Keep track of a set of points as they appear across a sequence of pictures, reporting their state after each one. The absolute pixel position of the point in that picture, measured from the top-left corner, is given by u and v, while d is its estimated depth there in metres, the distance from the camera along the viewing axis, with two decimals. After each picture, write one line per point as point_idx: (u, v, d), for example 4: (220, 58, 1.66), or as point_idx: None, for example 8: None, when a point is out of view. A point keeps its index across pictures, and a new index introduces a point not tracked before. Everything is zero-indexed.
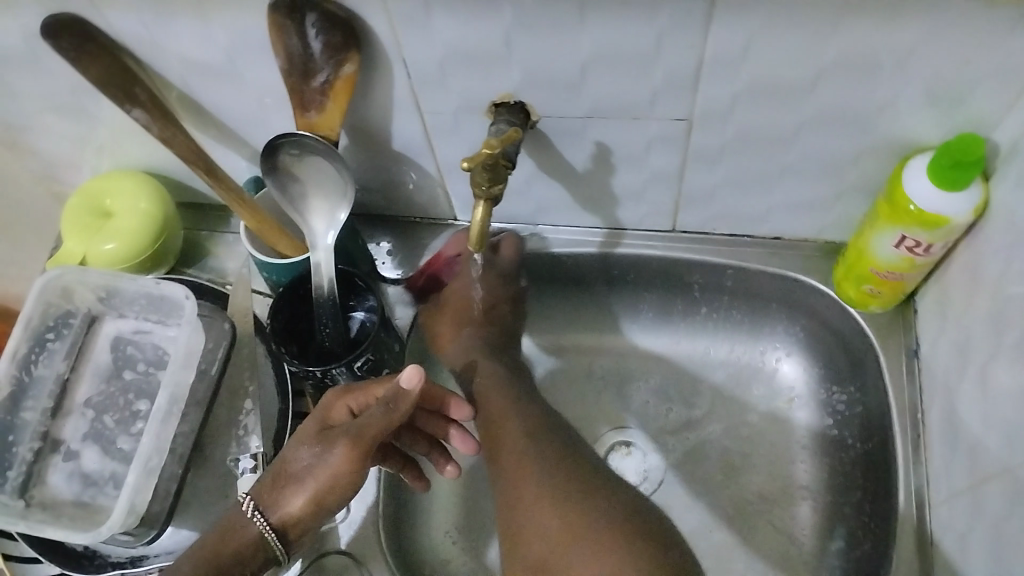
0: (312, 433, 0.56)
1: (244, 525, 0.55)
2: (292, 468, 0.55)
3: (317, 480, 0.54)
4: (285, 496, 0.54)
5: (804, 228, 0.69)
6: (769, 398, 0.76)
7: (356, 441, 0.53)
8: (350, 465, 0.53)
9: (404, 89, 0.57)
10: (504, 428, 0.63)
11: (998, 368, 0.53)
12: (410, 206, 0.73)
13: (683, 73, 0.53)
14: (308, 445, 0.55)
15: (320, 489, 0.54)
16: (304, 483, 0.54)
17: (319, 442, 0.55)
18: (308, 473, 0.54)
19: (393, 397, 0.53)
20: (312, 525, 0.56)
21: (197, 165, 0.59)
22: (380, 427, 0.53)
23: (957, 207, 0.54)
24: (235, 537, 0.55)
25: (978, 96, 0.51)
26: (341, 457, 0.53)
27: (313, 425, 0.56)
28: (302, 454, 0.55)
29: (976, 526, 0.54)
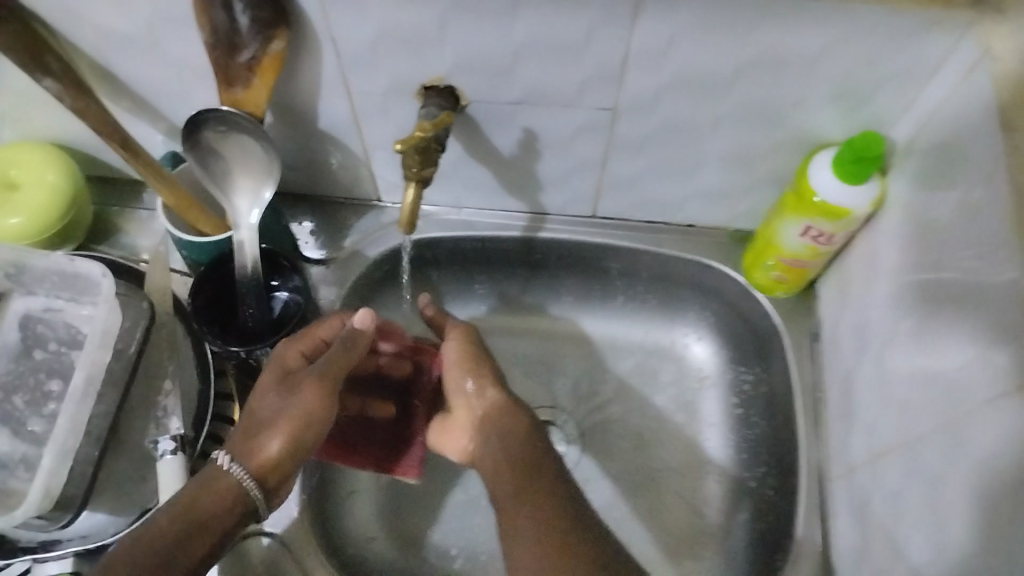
0: (273, 383, 0.57)
1: (218, 482, 0.52)
2: (260, 416, 0.55)
3: (292, 417, 0.55)
4: (257, 443, 0.54)
5: (717, 216, 0.72)
6: (682, 377, 0.79)
7: (324, 378, 0.57)
8: (322, 400, 0.56)
9: (334, 69, 0.57)
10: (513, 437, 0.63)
11: (893, 349, 0.57)
12: (334, 187, 0.73)
13: (611, 64, 0.54)
14: (273, 392, 0.57)
15: (298, 425, 0.55)
16: (277, 423, 0.55)
17: (283, 387, 0.57)
18: (280, 412, 0.55)
19: (349, 336, 0.58)
20: (286, 475, 0.55)
21: (113, 139, 0.55)
22: (346, 361, 0.58)
23: (859, 200, 0.58)
24: (211, 491, 0.51)
25: (879, 97, 0.55)
26: (314, 392, 0.56)
27: (272, 376, 0.58)
28: (268, 400, 0.56)
29: (872, 497, 0.58)
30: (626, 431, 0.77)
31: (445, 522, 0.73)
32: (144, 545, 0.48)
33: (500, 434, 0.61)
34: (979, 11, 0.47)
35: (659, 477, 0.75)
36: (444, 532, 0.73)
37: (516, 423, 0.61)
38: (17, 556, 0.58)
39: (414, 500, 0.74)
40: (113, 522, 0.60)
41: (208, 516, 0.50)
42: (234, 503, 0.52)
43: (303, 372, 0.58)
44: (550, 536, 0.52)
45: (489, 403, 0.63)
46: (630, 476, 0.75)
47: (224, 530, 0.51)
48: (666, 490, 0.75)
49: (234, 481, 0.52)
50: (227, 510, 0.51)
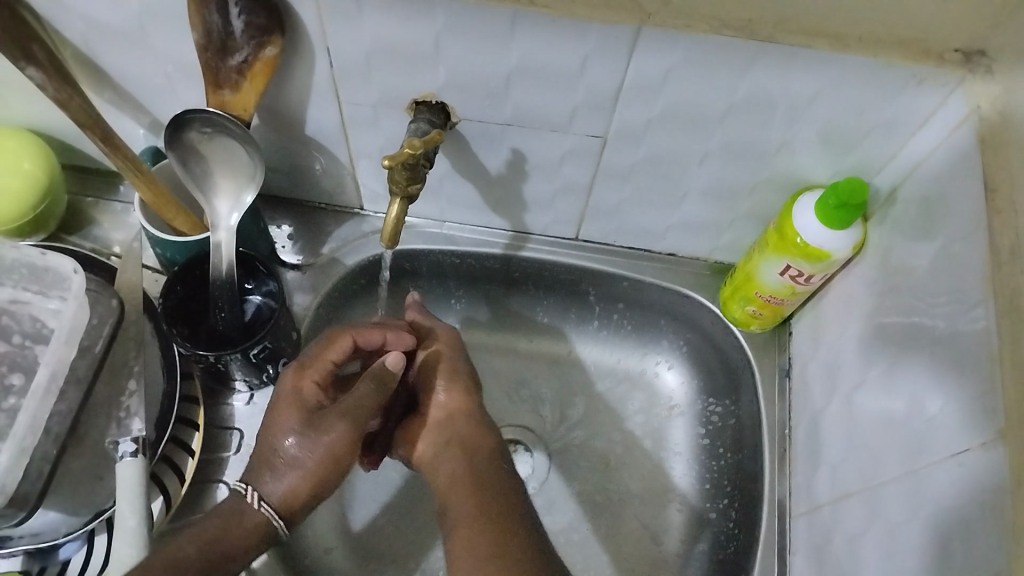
0: (296, 419, 0.56)
1: (245, 515, 0.53)
2: (284, 454, 0.54)
3: (312, 461, 0.54)
4: (282, 480, 0.54)
5: (697, 247, 0.72)
6: (652, 404, 0.79)
7: (352, 421, 0.55)
8: (350, 443, 0.55)
9: (325, 78, 0.56)
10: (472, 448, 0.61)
11: (862, 394, 0.58)
12: (316, 192, 0.72)
13: (603, 94, 0.55)
14: (296, 429, 0.55)
15: (318, 469, 0.54)
16: (303, 465, 0.54)
17: (307, 427, 0.55)
18: (306, 455, 0.54)
19: (381, 375, 0.56)
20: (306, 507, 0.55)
21: (94, 131, 0.54)
22: (375, 403, 0.55)
23: (839, 244, 0.58)
24: (238, 525, 0.52)
25: (865, 145, 0.55)
26: (338, 436, 0.54)
27: (294, 410, 0.56)
28: (288, 438, 0.55)
29: (832, 538, 0.59)
30: (592, 455, 0.77)
31: (405, 538, 0.73)
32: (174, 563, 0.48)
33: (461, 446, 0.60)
34: (969, 67, 0.48)
35: (622, 502, 0.75)
36: (403, 548, 0.72)
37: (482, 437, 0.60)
38: None
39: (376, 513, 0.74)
40: (67, 522, 0.59)
41: (231, 553, 0.51)
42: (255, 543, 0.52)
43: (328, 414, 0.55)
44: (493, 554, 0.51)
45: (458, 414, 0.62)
46: (593, 498, 0.75)
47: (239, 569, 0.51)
48: (629, 515, 0.75)
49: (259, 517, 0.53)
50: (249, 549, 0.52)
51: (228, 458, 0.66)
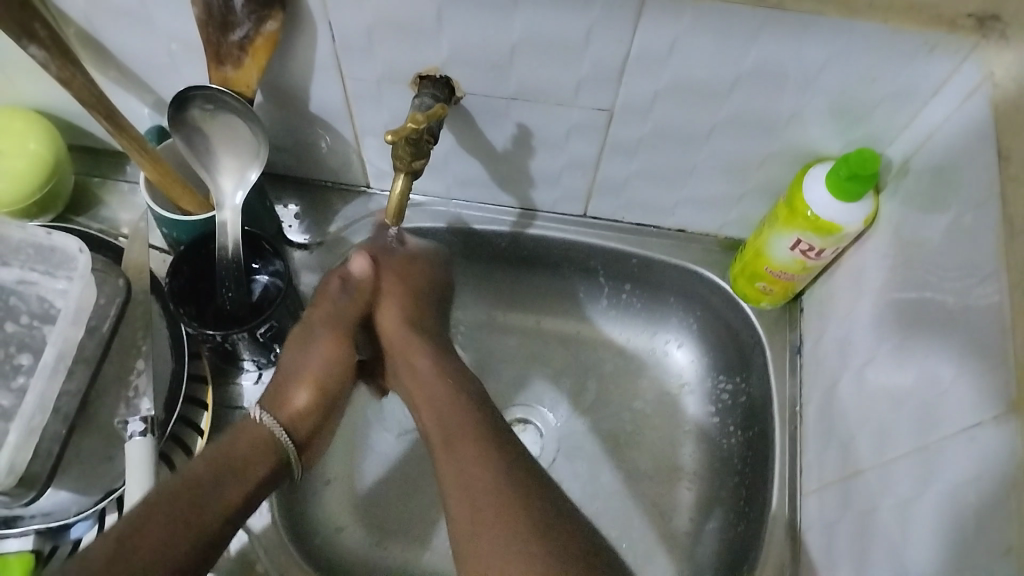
0: (292, 337, 0.62)
1: (250, 428, 0.57)
2: (285, 372, 0.61)
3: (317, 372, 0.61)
4: (287, 397, 0.59)
5: (707, 223, 0.71)
6: (662, 382, 0.79)
7: (338, 332, 0.62)
8: (337, 351, 0.62)
9: (328, 53, 0.56)
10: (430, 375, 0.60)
11: (873, 369, 0.57)
12: (323, 170, 0.72)
13: (609, 67, 0.54)
14: (293, 348, 0.61)
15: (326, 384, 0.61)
16: (302, 378, 0.60)
17: (301, 342, 0.61)
18: (302, 367, 0.61)
19: (352, 284, 0.63)
20: (313, 424, 0.60)
21: (98, 110, 0.54)
22: (353, 311, 0.63)
23: (850, 218, 0.57)
24: (242, 441, 0.55)
25: (876, 115, 0.54)
26: (328, 347, 0.62)
27: (294, 331, 0.62)
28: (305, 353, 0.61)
29: (843, 515, 0.58)
30: (601, 433, 0.77)
31: (414, 517, 0.73)
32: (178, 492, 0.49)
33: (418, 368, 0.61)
34: (983, 33, 0.47)
35: (633, 481, 0.75)
36: (411, 525, 0.72)
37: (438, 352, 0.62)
38: None
39: (387, 491, 0.74)
40: (78, 501, 0.59)
41: (239, 464, 0.53)
42: (259, 466, 0.54)
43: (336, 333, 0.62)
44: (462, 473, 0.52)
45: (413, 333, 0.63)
46: (602, 477, 0.75)
47: (255, 479, 0.53)
48: (638, 493, 0.74)
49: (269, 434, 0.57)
50: (255, 477, 0.53)
51: None
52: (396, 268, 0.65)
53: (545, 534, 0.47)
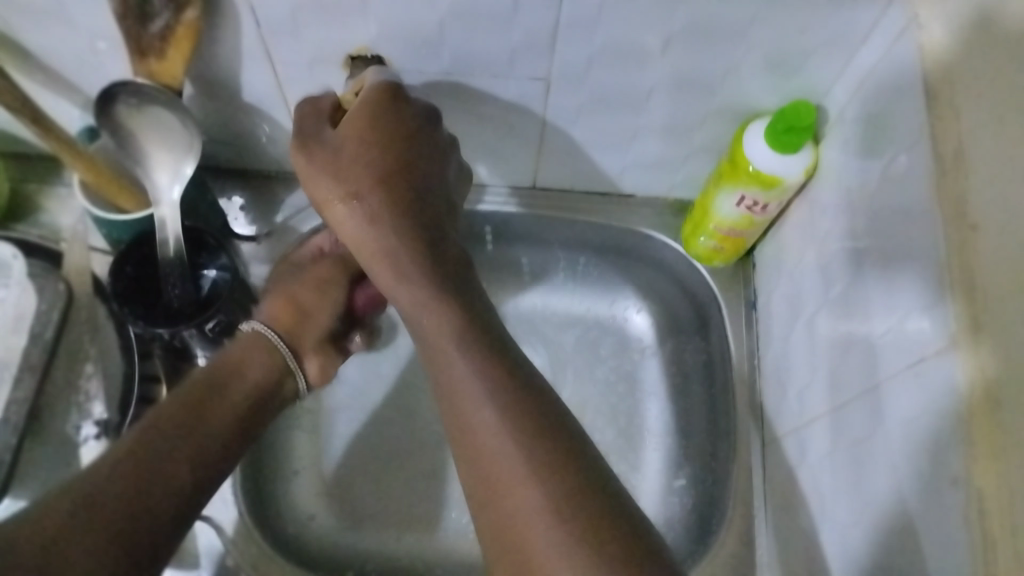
0: (280, 270, 0.65)
1: (249, 345, 0.59)
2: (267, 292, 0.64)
3: (299, 296, 0.63)
4: (264, 311, 0.62)
5: (656, 186, 0.71)
6: (624, 348, 0.79)
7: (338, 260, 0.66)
8: (333, 271, 0.65)
9: (254, 39, 0.54)
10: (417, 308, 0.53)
11: (823, 318, 0.58)
12: (265, 160, 0.70)
13: (540, 35, 0.53)
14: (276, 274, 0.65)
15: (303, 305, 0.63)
16: (278, 296, 0.63)
17: (288, 269, 0.65)
18: (284, 286, 0.63)
19: None
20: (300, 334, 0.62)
21: (23, 112, 0.52)
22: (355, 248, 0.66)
23: (790, 169, 0.58)
24: (242, 348, 0.59)
25: (810, 65, 0.54)
26: (325, 268, 0.65)
27: (281, 267, 0.66)
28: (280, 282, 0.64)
29: (802, 464, 0.59)
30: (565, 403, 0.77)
31: (385, 500, 0.72)
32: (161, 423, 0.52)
33: (379, 255, 0.55)
34: None
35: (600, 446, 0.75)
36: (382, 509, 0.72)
37: (405, 230, 0.55)
38: None
39: (356, 476, 0.73)
40: None
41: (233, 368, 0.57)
42: (255, 370, 0.58)
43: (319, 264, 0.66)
44: (461, 388, 0.49)
45: (364, 207, 0.55)
46: None
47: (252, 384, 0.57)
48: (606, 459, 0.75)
49: (279, 354, 0.60)
50: (254, 378, 0.58)
51: None
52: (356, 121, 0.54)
53: (555, 455, 0.45)
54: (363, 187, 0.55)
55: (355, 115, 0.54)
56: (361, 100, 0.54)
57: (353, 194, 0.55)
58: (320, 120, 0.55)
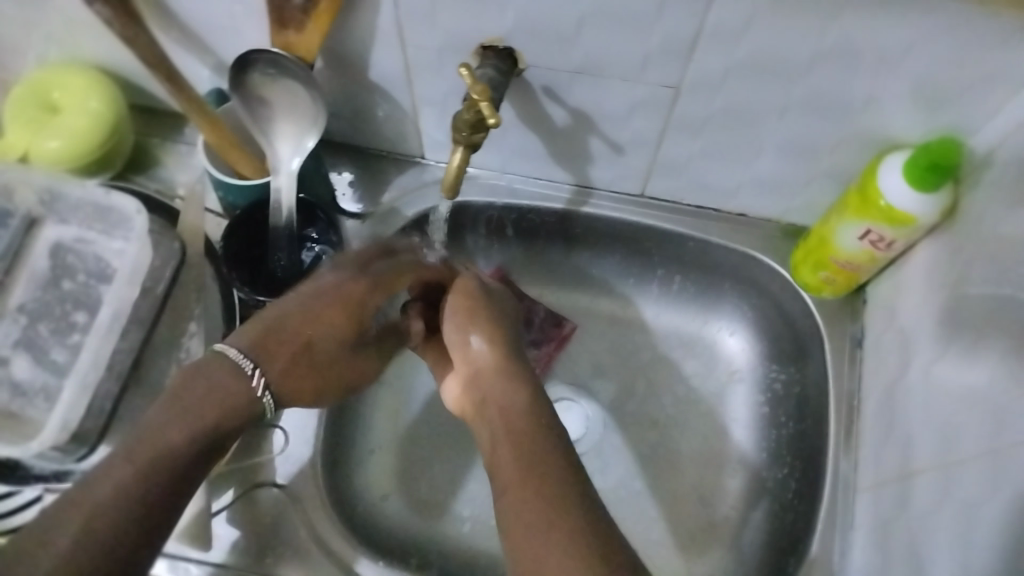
0: (335, 312, 0.58)
1: (235, 384, 0.51)
2: (305, 337, 0.56)
3: (313, 344, 0.56)
4: (279, 364, 0.54)
5: (770, 207, 0.69)
6: (713, 369, 0.77)
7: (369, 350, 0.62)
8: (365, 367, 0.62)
9: (390, 21, 0.54)
10: (522, 443, 0.48)
11: (942, 365, 0.55)
12: (378, 139, 0.71)
13: (680, 41, 0.52)
14: (327, 319, 0.57)
15: (321, 383, 0.58)
16: (302, 363, 0.56)
17: (340, 328, 0.58)
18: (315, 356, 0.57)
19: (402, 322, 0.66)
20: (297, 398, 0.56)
21: (160, 70, 0.53)
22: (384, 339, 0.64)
23: (924, 208, 0.55)
24: (230, 386, 0.50)
25: (961, 100, 0.51)
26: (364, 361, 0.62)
27: (337, 308, 0.58)
28: (325, 344, 0.57)
29: (901, 516, 0.56)
30: (647, 416, 0.76)
31: (454, 491, 0.72)
32: (123, 505, 0.41)
33: (495, 389, 0.54)
34: None
35: (678, 462, 0.74)
36: (453, 500, 0.72)
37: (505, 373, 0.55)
38: (29, 484, 0.58)
39: (428, 461, 0.74)
40: None
41: (223, 408, 0.49)
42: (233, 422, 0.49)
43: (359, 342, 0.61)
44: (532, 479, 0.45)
45: (484, 332, 0.58)
46: (647, 461, 0.74)
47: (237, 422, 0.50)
48: (683, 477, 0.73)
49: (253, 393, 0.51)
50: (237, 416, 0.50)
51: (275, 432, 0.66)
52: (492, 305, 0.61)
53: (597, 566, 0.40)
54: (484, 333, 0.58)
55: (479, 311, 0.60)
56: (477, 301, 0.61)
57: (468, 340, 0.58)
58: (464, 301, 0.61)
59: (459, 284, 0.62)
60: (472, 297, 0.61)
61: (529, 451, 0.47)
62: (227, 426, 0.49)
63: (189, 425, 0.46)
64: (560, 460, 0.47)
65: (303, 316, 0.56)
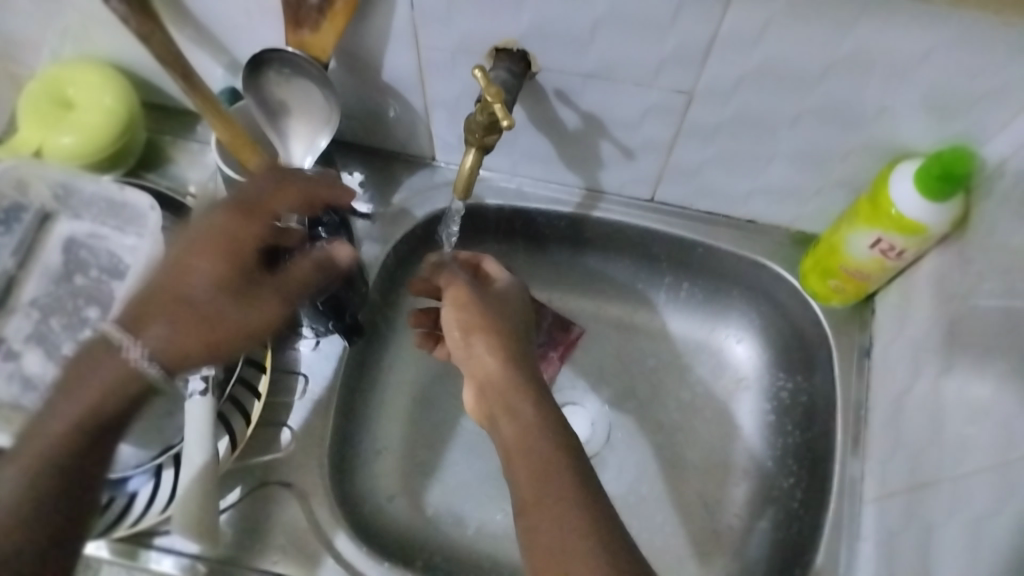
0: (211, 253, 0.47)
1: (104, 367, 0.46)
2: (181, 291, 0.47)
3: (190, 295, 0.47)
4: (152, 328, 0.46)
5: (780, 215, 0.69)
6: (721, 375, 0.77)
7: (280, 292, 0.50)
8: (273, 317, 0.50)
9: (405, 22, 0.55)
10: (543, 470, 0.47)
11: (951, 375, 0.55)
12: (390, 140, 0.71)
13: (694, 48, 0.52)
14: (203, 260, 0.47)
15: (211, 339, 0.47)
16: (184, 313, 0.46)
17: (226, 273, 0.47)
18: (196, 303, 0.47)
19: (325, 260, 0.53)
20: (192, 358, 0.47)
21: (175, 68, 0.53)
22: (303, 277, 0.52)
23: (935, 217, 0.55)
24: (107, 363, 0.46)
25: (974, 110, 0.51)
26: (272, 306, 0.50)
27: (217, 246, 0.47)
28: (205, 292, 0.47)
29: (908, 526, 0.56)
30: (655, 422, 0.76)
31: (460, 493, 0.73)
32: (18, 511, 0.43)
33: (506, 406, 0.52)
34: None
35: (684, 469, 0.74)
36: (458, 502, 0.72)
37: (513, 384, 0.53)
38: None
39: (434, 462, 0.74)
40: (136, 455, 0.61)
41: (103, 388, 0.45)
42: (118, 398, 0.46)
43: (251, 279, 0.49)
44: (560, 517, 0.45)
45: (486, 336, 0.56)
46: (653, 467, 0.74)
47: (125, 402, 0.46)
48: (689, 483, 0.73)
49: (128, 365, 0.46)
50: (113, 396, 0.45)
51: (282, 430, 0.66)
52: (492, 305, 0.58)
53: None
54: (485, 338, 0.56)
55: (479, 313, 0.57)
56: (475, 302, 0.58)
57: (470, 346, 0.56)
58: (462, 304, 0.58)
59: (453, 289, 0.59)
60: (469, 299, 0.58)
61: (550, 483, 0.47)
62: (115, 402, 0.46)
63: (68, 412, 0.45)
64: (583, 493, 0.46)
65: (173, 273, 0.47)
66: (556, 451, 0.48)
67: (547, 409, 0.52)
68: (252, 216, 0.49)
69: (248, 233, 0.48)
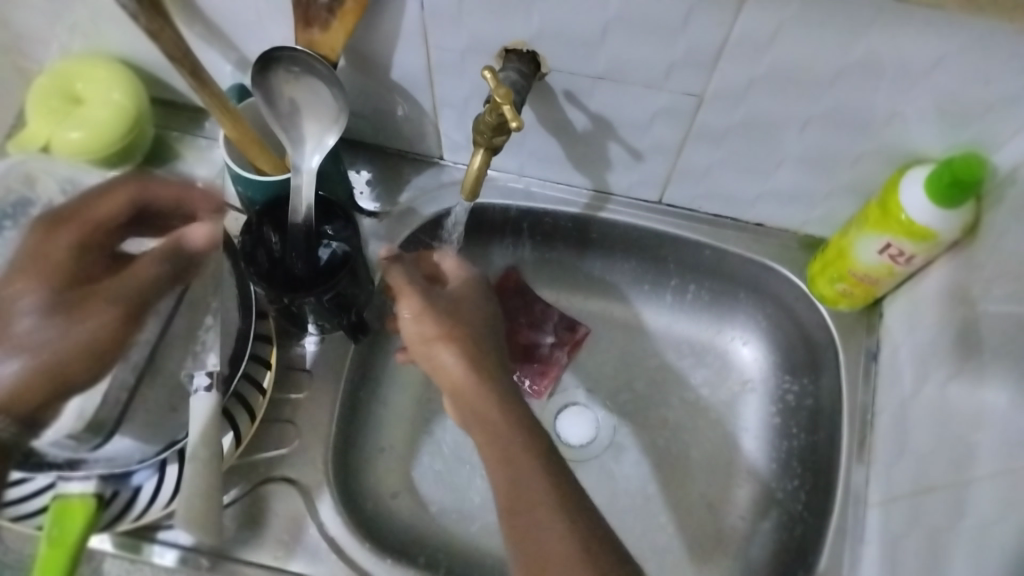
0: (42, 274, 0.59)
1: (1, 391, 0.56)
2: (15, 329, 0.58)
3: (20, 325, 0.58)
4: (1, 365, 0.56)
5: (789, 218, 0.69)
6: (726, 378, 0.77)
7: (102, 296, 0.60)
8: (105, 327, 0.60)
9: (415, 22, 0.55)
10: (516, 471, 0.53)
11: (958, 382, 0.55)
12: (397, 139, 0.71)
13: (705, 51, 0.52)
14: (32, 296, 0.59)
15: (52, 355, 0.57)
16: (19, 353, 0.57)
17: (38, 303, 0.59)
18: (29, 335, 0.57)
19: (167, 252, 0.63)
20: (34, 392, 0.57)
21: (183, 66, 0.53)
22: (124, 278, 0.62)
23: (944, 222, 0.55)
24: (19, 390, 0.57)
25: (986, 118, 0.51)
26: (102, 319, 0.60)
27: (38, 267, 0.59)
28: (22, 322, 0.58)
29: (912, 533, 0.56)
30: (659, 424, 0.75)
31: (463, 492, 0.72)
32: None
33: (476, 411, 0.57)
34: None
35: (688, 471, 0.74)
36: (461, 501, 0.72)
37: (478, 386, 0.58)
38: (42, 471, 0.56)
39: (437, 461, 0.74)
40: (139, 449, 0.59)
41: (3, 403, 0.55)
42: (21, 408, 0.56)
43: (88, 290, 0.60)
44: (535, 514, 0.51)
45: (445, 340, 0.61)
46: (657, 469, 0.74)
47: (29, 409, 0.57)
48: (693, 485, 0.73)
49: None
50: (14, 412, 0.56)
51: (287, 428, 0.66)
52: (447, 309, 0.63)
53: None
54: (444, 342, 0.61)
55: (434, 317, 0.62)
56: (430, 306, 0.62)
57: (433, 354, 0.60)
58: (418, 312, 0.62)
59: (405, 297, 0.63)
60: (424, 306, 0.62)
61: (522, 482, 0.52)
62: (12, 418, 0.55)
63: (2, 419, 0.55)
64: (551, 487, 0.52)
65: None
66: (527, 457, 0.54)
67: (516, 417, 0.57)
68: (85, 228, 0.61)
69: (56, 242, 0.60)
